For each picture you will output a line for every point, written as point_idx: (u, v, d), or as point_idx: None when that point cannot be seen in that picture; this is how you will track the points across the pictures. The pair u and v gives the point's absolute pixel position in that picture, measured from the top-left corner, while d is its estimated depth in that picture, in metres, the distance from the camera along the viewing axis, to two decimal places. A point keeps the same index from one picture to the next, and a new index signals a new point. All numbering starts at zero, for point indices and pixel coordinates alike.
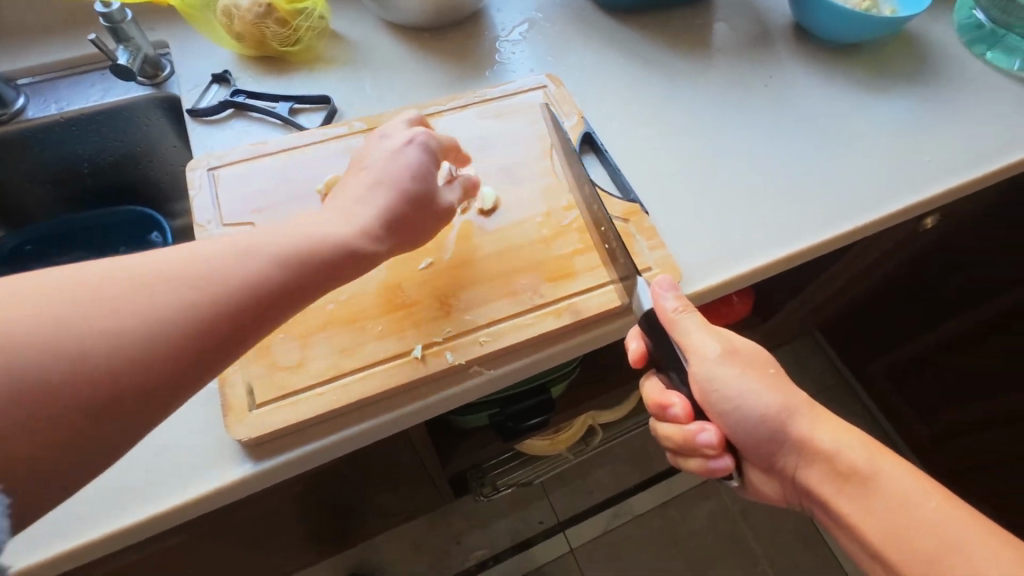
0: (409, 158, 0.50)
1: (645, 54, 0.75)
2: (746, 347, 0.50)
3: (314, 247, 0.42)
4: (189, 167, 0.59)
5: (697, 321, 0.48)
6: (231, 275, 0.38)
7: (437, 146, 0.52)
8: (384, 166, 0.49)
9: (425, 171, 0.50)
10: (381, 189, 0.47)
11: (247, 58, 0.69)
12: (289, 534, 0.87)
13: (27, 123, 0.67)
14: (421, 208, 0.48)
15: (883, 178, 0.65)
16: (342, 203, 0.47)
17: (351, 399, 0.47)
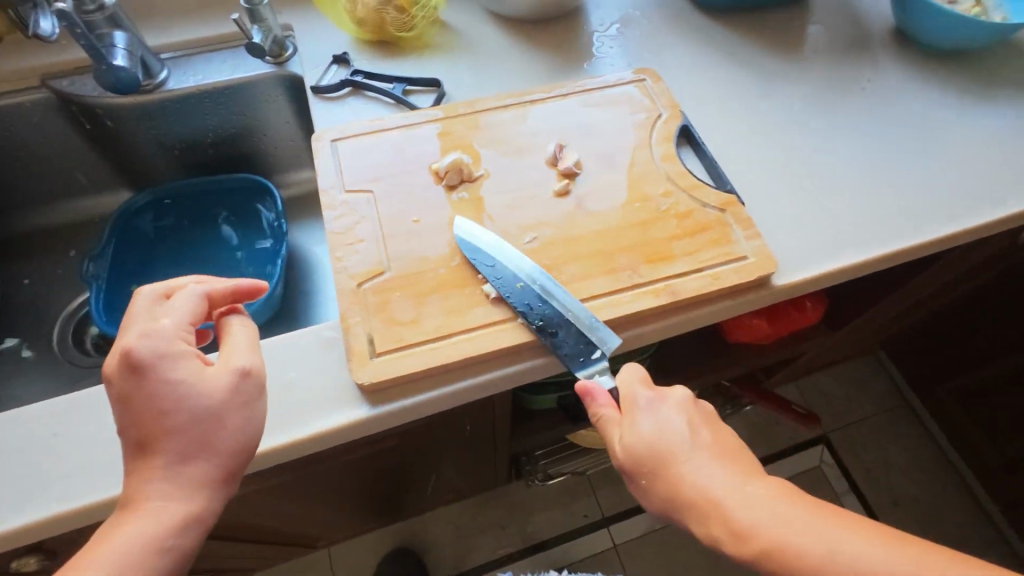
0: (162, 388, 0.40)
1: (740, 54, 0.77)
2: (639, 451, 0.43)
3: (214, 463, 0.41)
4: (314, 139, 0.64)
5: (612, 414, 0.46)
6: (140, 554, 0.36)
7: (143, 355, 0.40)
8: (172, 410, 0.39)
9: (183, 395, 0.40)
10: (181, 441, 0.39)
11: (363, 42, 0.74)
12: (359, 495, 0.92)
13: (167, 93, 0.73)
14: (222, 427, 0.41)
15: (986, 185, 0.64)
16: (141, 496, 0.38)
17: (462, 357, 0.51)
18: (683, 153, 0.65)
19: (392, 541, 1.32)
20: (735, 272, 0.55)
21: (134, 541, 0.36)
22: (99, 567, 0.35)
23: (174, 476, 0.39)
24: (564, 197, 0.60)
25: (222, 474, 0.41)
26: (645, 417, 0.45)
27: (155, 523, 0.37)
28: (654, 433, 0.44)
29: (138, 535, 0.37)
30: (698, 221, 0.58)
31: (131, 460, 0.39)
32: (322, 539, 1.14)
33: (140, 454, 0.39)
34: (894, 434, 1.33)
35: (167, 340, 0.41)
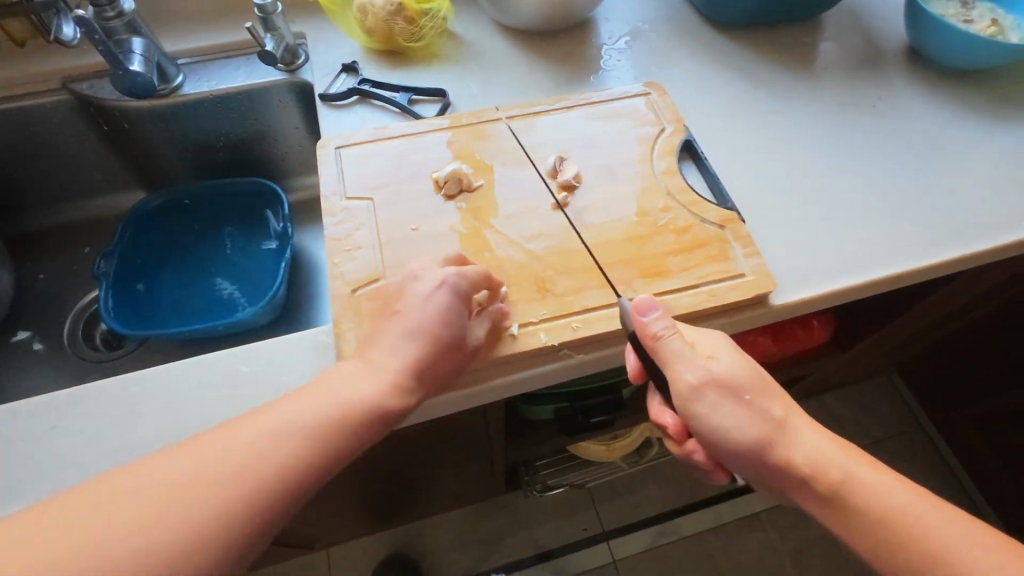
0: (438, 301, 0.49)
1: (749, 69, 0.76)
2: (732, 376, 0.47)
3: (345, 419, 0.44)
4: (320, 145, 0.65)
5: (682, 344, 0.48)
6: (318, 426, 0.44)
7: (466, 284, 0.51)
8: (408, 318, 0.49)
9: (423, 304, 0.49)
10: (410, 334, 0.48)
11: (373, 52, 0.75)
12: (355, 499, 0.93)
13: (183, 97, 0.75)
14: (454, 350, 0.49)
15: (996, 207, 0.62)
16: (374, 365, 0.47)
17: (451, 365, 0.51)
18: (685, 168, 0.65)
19: (391, 546, 1.32)
20: (730, 289, 0.55)
21: (323, 410, 0.44)
22: (271, 434, 0.42)
23: (392, 359, 0.47)
24: (562, 209, 0.60)
25: (420, 382, 0.48)
26: (729, 350, 0.49)
27: (366, 394, 0.46)
28: (742, 363, 0.48)
29: (343, 400, 0.45)
30: (696, 236, 0.58)
31: (379, 330, 0.49)
32: (319, 541, 1.14)
33: (385, 327, 0.49)
34: (906, 458, 1.29)
35: (475, 283, 0.51)
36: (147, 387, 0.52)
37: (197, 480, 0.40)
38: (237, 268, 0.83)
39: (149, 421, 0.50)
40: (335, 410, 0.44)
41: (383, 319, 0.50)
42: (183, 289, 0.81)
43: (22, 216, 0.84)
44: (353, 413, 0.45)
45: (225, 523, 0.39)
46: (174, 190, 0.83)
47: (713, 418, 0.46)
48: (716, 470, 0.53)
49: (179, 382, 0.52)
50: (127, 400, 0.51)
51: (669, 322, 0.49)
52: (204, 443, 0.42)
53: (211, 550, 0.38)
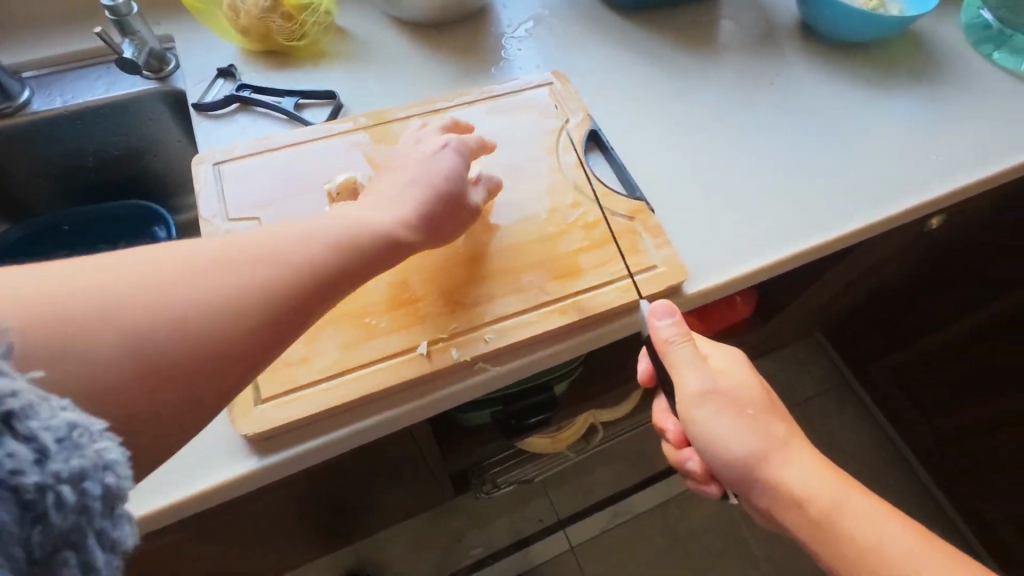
0: (443, 159, 0.51)
1: (651, 51, 0.75)
2: (738, 388, 0.49)
3: (361, 239, 0.44)
4: (195, 162, 0.59)
5: (690, 353, 0.49)
6: (338, 247, 0.42)
7: (467, 150, 0.54)
8: (415, 171, 0.50)
9: (428, 160, 0.51)
10: (415, 181, 0.49)
11: (252, 53, 0.68)
12: (291, 530, 0.87)
13: (32, 116, 0.66)
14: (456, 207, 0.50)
15: (890, 177, 0.64)
16: (392, 204, 0.47)
17: (359, 394, 0.47)
18: (593, 158, 0.63)
19: (344, 566, 1.27)
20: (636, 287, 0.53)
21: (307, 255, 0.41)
22: (239, 271, 0.38)
23: (403, 198, 0.48)
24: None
25: (422, 238, 0.48)
26: (738, 364, 0.51)
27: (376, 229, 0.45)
28: (751, 378, 0.50)
29: (330, 235, 0.43)
30: (607, 231, 0.56)
31: (388, 183, 0.50)
32: None
33: (392, 177, 0.50)
34: (834, 413, 1.37)
35: (473, 151, 0.55)
36: None
37: (154, 296, 0.35)
38: None
39: None
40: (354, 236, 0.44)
41: (381, 174, 0.51)
42: None
43: None
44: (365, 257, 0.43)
45: (188, 347, 0.35)
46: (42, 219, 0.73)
47: (714, 428, 0.48)
48: (711, 483, 0.56)
49: None
50: None
51: (681, 329, 0.49)
52: (156, 260, 0.37)
53: (160, 385, 0.34)
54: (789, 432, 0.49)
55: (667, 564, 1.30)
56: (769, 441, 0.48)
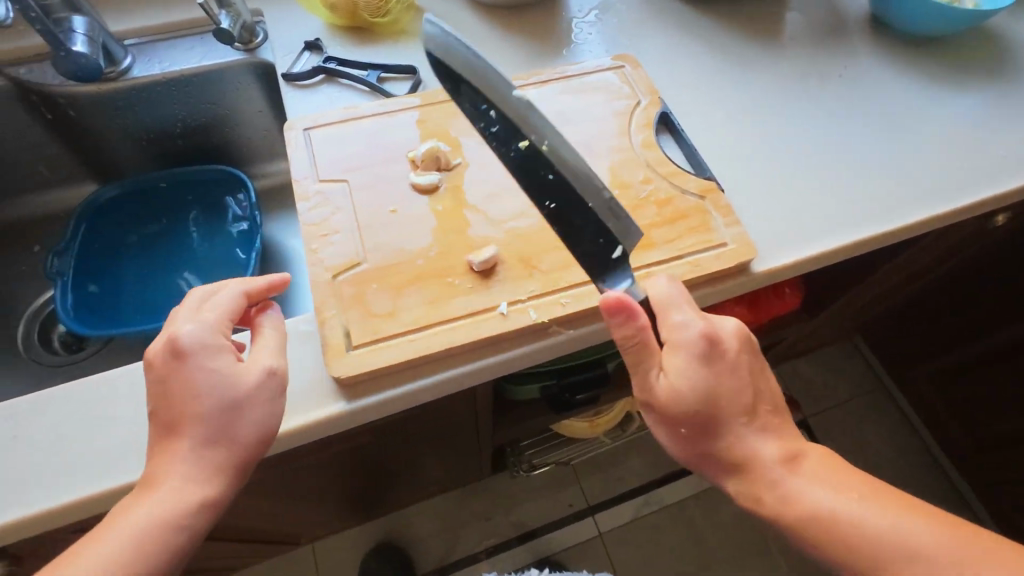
0: (208, 366, 0.42)
1: (719, 40, 0.76)
2: (672, 394, 0.45)
3: (170, 524, 0.39)
4: (287, 127, 0.62)
5: (648, 353, 0.46)
6: (156, 536, 0.39)
7: (193, 338, 0.43)
8: (195, 385, 0.42)
9: (215, 383, 0.42)
10: (209, 438, 0.41)
11: (337, 29, 0.72)
12: (340, 490, 0.91)
13: (133, 81, 0.70)
14: (241, 418, 0.42)
15: (957, 170, 0.65)
16: (162, 478, 0.40)
17: (438, 347, 0.50)
18: (663, 140, 0.65)
19: (377, 536, 1.31)
20: (599, 258, 0.50)
21: (135, 538, 0.38)
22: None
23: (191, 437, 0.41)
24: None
25: (237, 464, 0.42)
26: (686, 357, 0.46)
27: (176, 500, 0.40)
28: (698, 384, 0.45)
29: (162, 509, 0.39)
30: (677, 208, 0.58)
31: (158, 441, 0.42)
32: (304, 535, 1.13)
33: (167, 439, 0.41)
34: (871, 416, 1.36)
35: (203, 330, 0.43)
36: (117, 387, 0.49)
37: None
38: (204, 258, 0.80)
39: (121, 424, 0.47)
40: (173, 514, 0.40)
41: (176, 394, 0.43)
42: (146, 283, 0.77)
43: None
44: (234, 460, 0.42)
45: None
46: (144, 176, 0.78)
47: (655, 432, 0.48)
48: None
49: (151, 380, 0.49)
50: (95, 402, 0.48)
51: (630, 331, 0.45)
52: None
53: None
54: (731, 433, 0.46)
55: (693, 558, 1.31)
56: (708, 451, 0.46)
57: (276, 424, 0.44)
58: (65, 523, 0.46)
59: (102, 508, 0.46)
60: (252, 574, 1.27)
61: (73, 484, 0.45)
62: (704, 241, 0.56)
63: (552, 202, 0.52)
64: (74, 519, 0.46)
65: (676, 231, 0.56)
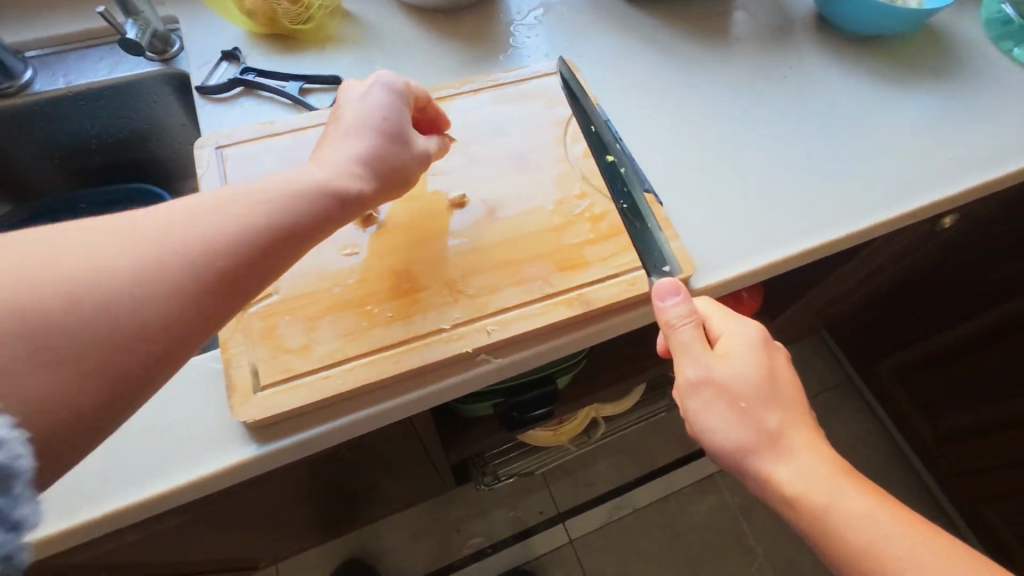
0: (376, 98, 0.49)
1: (663, 41, 0.74)
2: (734, 373, 0.46)
3: (221, 233, 0.36)
4: (198, 145, 0.58)
5: (695, 336, 0.47)
6: (216, 232, 0.36)
7: (407, 89, 0.51)
8: (361, 115, 0.47)
9: (374, 103, 0.48)
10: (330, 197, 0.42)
11: (258, 37, 0.67)
12: (289, 517, 0.87)
13: (34, 96, 0.66)
14: (375, 131, 0.46)
15: (901, 174, 0.63)
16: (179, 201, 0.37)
17: (359, 383, 0.47)
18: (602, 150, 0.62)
19: (342, 554, 1.28)
20: (652, 257, 0.53)
21: (172, 266, 0.34)
22: (103, 293, 0.32)
23: (340, 152, 0.45)
24: (462, 207, 0.56)
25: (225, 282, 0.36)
26: (742, 348, 0.47)
27: (239, 237, 0.37)
28: (756, 364, 0.46)
29: (212, 244, 0.36)
30: (613, 223, 0.55)
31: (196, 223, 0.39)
32: (261, 560, 1.09)
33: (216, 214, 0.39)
34: (837, 411, 1.36)
35: (411, 90, 0.52)
36: None
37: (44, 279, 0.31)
38: None
39: None
40: (204, 233, 0.36)
41: (330, 131, 0.48)
42: None
43: None
44: (284, 216, 0.39)
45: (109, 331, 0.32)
46: (61, 199, 0.73)
47: (704, 416, 0.46)
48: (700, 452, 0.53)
49: None
50: None
51: (687, 309, 0.48)
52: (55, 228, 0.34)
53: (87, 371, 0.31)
54: (785, 423, 0.45)
55: (665, 559, 1.30)
56: (773, 427, 0.45)
57: (381, 153, 0.46)
58: None
59: None
60: None
61: None
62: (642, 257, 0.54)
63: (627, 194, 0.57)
64: None
65: (615, 249, 0.54)
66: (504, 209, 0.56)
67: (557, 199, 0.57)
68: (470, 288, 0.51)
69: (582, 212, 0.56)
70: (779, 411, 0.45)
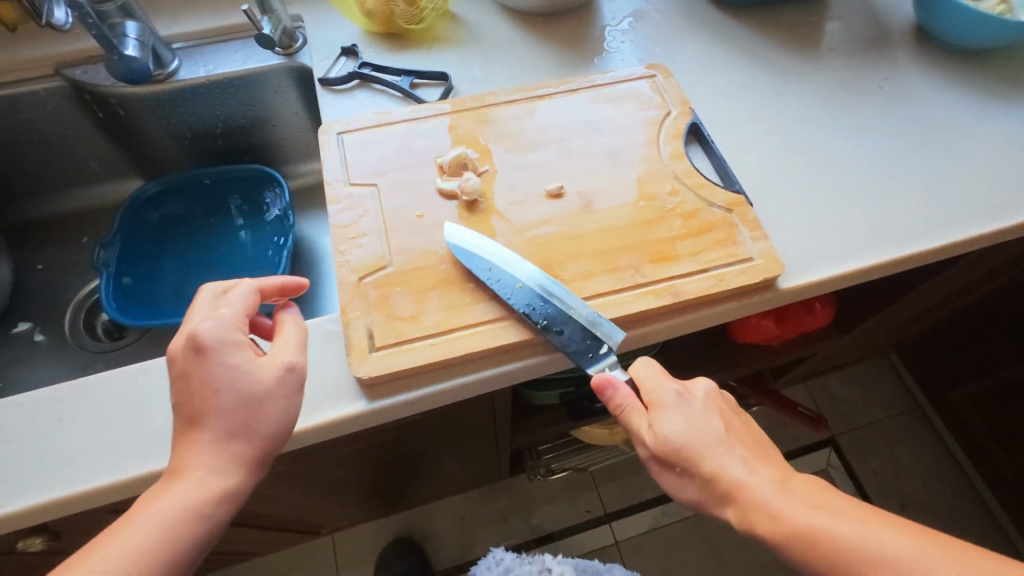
0: (227, 365, 0.43)
1: (754, 49, 0.75)
2: (664, 442, 0.45)
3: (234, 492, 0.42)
4: (321, 131, 0.64)
5: (632, 403, 0.48)
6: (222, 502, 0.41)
7: (226, 327, 0.44)
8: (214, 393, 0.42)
9: (235, 381, 0.43)
10: (232, 431, 0.42)
11: (373, 34, 0.74)
12: (360, 484, 0.92)
13: (178, 82, 0.74)
14: (262, 410, 0.43)
15: (1002, 189, 0.62)
16: (189, 466, 0.41)
17: (390, 371, 0.50)
18: (692, 151, 0.65)
19: (395, 531, 1.33)
20: (584, 350, 0.51)
21: (154, 537, 0.39)
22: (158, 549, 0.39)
23: (215, 449, 0.42)
24: (558, 199, 0.59)
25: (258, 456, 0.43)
26: (672, 414, 0.46)
27: (190, 496, 0.40)
28: (686, 426, 0.46)
29: (174, 510, 0.40)
30: (703, 220, 0.58)
31: (182, 434, 0.42)
32: (325, 525, 1.15)
33: (190, 432, 0.42)
34: (904, 436, 1.31)
35: (233, 323, 0.45)
36: (153, 378, 0.51)
37: None
38: (236, 255, 0.83)
39: (156, 414, 0.50)
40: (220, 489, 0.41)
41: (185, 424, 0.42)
42: (184, 276, 0.81)
43: (14, 205, 0.82)
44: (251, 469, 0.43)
45: None
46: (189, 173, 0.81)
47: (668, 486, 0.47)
48: None
49: None
50: (131, 391, 0.51)
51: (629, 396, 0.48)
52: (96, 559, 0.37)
53: None
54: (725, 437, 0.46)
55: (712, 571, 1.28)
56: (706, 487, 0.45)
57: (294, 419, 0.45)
58: (103, 503, 0.48)
59: (137, 490, 0.48)
60: (273, 561, 1.30)
61: (115, 467, 0.47)
62: (731, 254, 0.56)
63: (545, 302, 0.52)
64: (106, 501, 0.48)
65: (705, 245, 0.56)
66: (598, 202, 0.59)
67: (649, 195, 0.59)
68: (565, 274, 0.54)
69: (673, 208, 0.58)
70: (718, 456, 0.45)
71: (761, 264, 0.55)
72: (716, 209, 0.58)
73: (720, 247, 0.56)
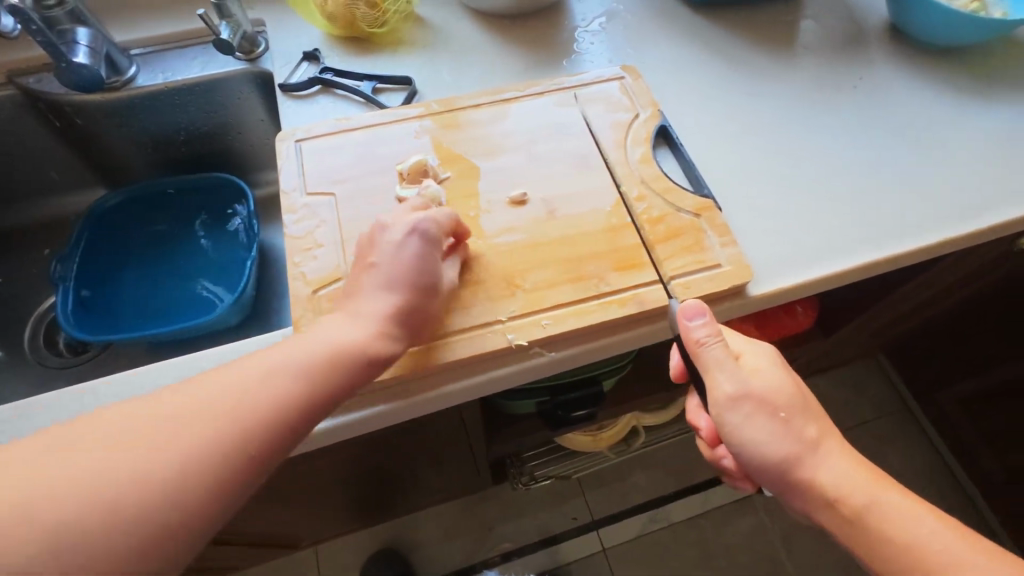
0: (409, 251, 0.48)
1: (726, 49, 0.74)
2: (769, 389, 0.47)
3: (334, 364, 0.43)
4: (279, 138, 0.62)
5: (723, 354, 0.47)
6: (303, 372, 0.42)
7: (437, 229, 0.49)
8: (382, 270, 0.47)
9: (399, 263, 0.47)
10: (374, 312, 0.45)
11: (336, 38, 0.72)
12: (336, 498, 0.90)
13: (135, 89, 0.72)
14: (419, 304, 0.47)
15: (979, 190, 0.61)
16: (320, 331, 0.44)
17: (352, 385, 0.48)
18: (661, 154, 0.63)
19: (379, 542, 1.31)
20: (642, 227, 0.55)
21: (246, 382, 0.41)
22: (243, 393, 0.40)
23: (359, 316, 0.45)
24: (522, 205, 0.58)
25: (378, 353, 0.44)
26: (768, 367, 0.48)
27: (298, 358, 0.43)
28: (785, 379, 0.47)
29: (281, 363, 0.42)
30: (671, 226, 0.56)
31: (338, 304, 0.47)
32: (305, 538, 1.13)
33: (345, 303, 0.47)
34: (892, 438, 1.29)
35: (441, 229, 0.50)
36: (97, 399, 0.49)
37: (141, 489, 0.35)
38: (201, 266, 0.80)
39: None
40: (310, 359, 0.43)
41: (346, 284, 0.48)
42: (146, 289, 0.78)
43: None
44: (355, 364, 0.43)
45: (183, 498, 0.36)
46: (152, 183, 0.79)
47: (742, 432, 0.46)
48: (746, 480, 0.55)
49: (130, 392, 0.50)
50: (74, 413, 0.49)
51: (713, 329, 0.48)
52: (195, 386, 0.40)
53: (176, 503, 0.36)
54: (822, 433, 0.47)
55: None
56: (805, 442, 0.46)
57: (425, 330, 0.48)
58: None
59: None
60: None
61: None
62: (698, 260, 0.54)
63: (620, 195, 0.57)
64: None
65: (672, 252, 0.54)
66: (563, 209, 0.57)
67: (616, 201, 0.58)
68: (527, 283, 0.52)
69: (641, 214, 0.57)
70: (813, 418, 0.47)
71: (732, 271, 0.53)
72: (683, 214, 0.57)
73: (687, 254, 0.54)
